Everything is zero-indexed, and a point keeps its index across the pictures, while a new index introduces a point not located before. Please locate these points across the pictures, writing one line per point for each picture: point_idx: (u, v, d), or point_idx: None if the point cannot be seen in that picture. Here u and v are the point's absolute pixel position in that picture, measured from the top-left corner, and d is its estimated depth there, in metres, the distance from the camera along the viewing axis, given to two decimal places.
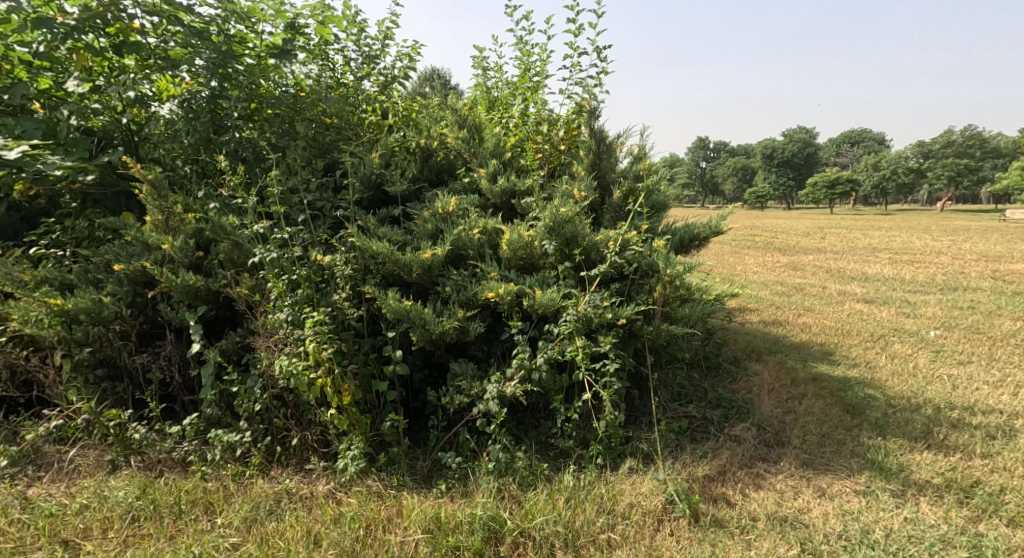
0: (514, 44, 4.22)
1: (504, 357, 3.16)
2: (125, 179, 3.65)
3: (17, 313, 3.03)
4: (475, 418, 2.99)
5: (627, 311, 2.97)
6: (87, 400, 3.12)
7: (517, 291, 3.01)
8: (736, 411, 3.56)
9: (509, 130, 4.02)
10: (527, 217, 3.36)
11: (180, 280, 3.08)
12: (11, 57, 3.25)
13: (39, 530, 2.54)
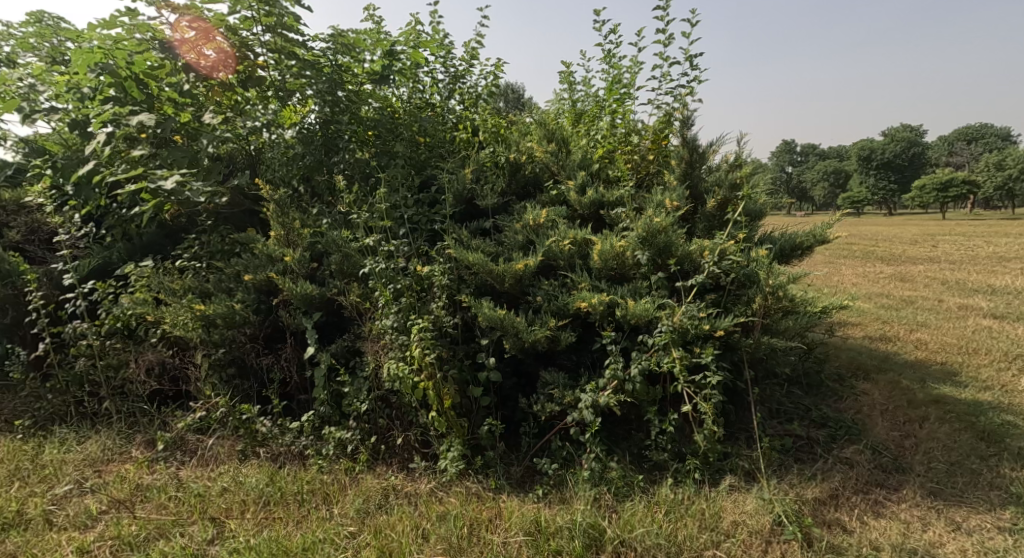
0: (602, 58, 4.26)
1: (594, 367, 3.18)
2: (251, 199, 4.08)
3: (167, 317, 3.44)
4: (569, 426, 3.03)
5: (725, 323, 2.91)
6: (222, 395, 3.51)
7: (610, 301, 3.04)
8: (845, 432, 3.37)
9: (597, 141, 4.02)
10: (617, 228, 3.37)
11: (299, 289, 3.42)
12: (162, 96, 3.76)
13: (190, 508, 2.89)
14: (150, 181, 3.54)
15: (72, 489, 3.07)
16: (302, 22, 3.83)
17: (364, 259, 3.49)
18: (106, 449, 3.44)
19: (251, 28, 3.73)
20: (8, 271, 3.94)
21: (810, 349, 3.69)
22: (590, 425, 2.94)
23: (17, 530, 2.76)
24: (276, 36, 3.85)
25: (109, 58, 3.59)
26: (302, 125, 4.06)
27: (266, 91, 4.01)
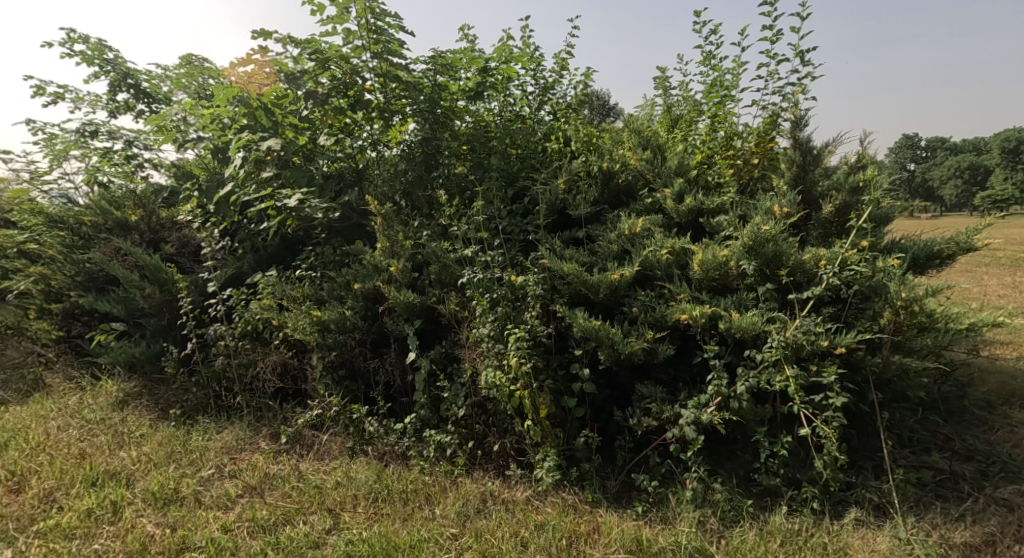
0: (700, 61, 4.14)
1: (694, 383, 3.10)
2: (359, 213, 4.36)
3: (289, 322, 3.82)
4: (668, 443, 2.97)
5: (846, 340, 2.76)
6: (333, 395, 3.82)
7: (712, 313, 2.95)
8: (999, 469, 3.04)
9: (696, 147, 3.93)
10: (719, 237, 3.28)
11: (402, 297, 3.65)
12: (285, 122, 4.19)
13: (310, 499, 3.20)
14: (277, 200, 4.08)
15: (214, 473, 3.54)
16: (405, 45, 4.09)
17: (462, 269, 3.64)
18: (239, 439, 3.92)
19: (361, 56, 4.05)
20: (166, 279, 4.70)
21: (949, 373, 3.45)
22: (692, 443, 2.87)
23: (175, 506, 3.23)
24: (382, 61, 4.12)
25: (245, 92, 4.07)
26: (405, 143, 4.31)
27: (372, 112, 4.28)
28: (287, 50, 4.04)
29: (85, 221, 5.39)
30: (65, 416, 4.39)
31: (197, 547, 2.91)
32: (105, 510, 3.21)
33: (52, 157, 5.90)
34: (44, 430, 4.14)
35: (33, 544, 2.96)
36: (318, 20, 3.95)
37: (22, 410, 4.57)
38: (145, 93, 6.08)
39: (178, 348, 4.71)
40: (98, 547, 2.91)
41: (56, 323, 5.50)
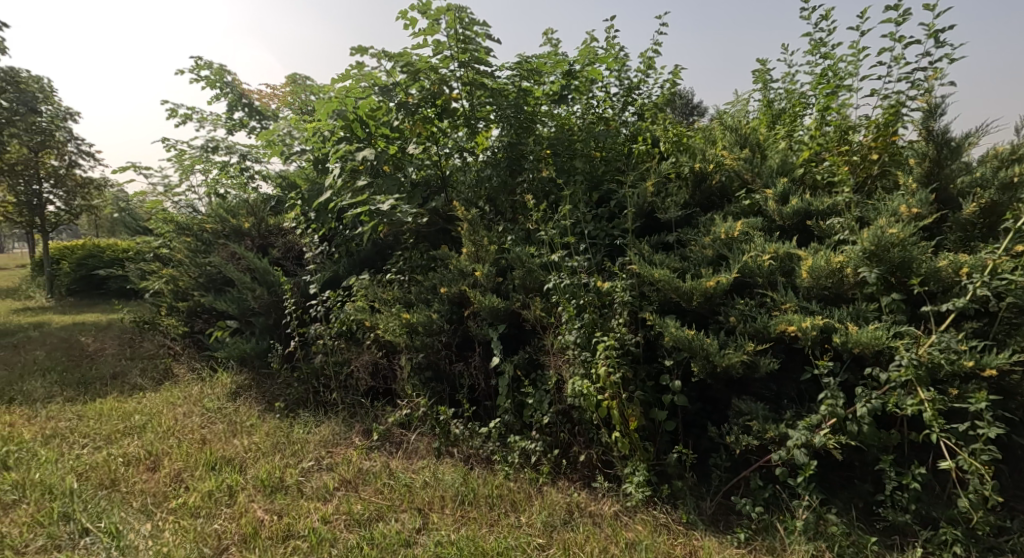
0: (809, 49, 3.81)
1: (801, 401, 2.86)
2: (446, 219, 4.44)
3: (381, 323, 4.03)
4: (775, 467, 2.76)
5: (995, 360, 2.43)
6: (420, 395, 3.99)
7: (824, 325, 2.72)
8: None
9: (803, 143, 3.61)
10: (832, 241, 3.01)
11: (487, 302, 3.71)
12: (377, 133, 4.38)
13: (400, 497, 3.35)
14: (370, 207, 4.25)
15: (314, 465, 3.76)
16: (491, 53, 4.12)
17: (547, 275, 3.62)
18: (335, 434, 4.14)
19: (449, 66, 4.13)
20: (272, 281, 5.02)
21: None
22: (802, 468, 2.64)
23: (281, 493, 3.44)
24: (468, 70, 4.18)
25: (343, 106, 4.38)
26: (491, 149, 4.35)
27: (457, 121, 4.34)
28: (381, 64, 4.21)
29: (207, 228, 5.94)
30: (189, 404, 4.79)
31: (301, 535, 3.07)
32: (222, 493, 3.45)
33: (180, 171, 6.48)
34: (173, 416, 4.53)
35: (165, 520, 3.21)
36: (410, 33, 4.07)
37: (155, 397, 5.03)
38: (257, 111, 6.57)
39: (281, 344, 4.98)
40: (218, 528, 3.11)
41: (181, 319, 6.04)
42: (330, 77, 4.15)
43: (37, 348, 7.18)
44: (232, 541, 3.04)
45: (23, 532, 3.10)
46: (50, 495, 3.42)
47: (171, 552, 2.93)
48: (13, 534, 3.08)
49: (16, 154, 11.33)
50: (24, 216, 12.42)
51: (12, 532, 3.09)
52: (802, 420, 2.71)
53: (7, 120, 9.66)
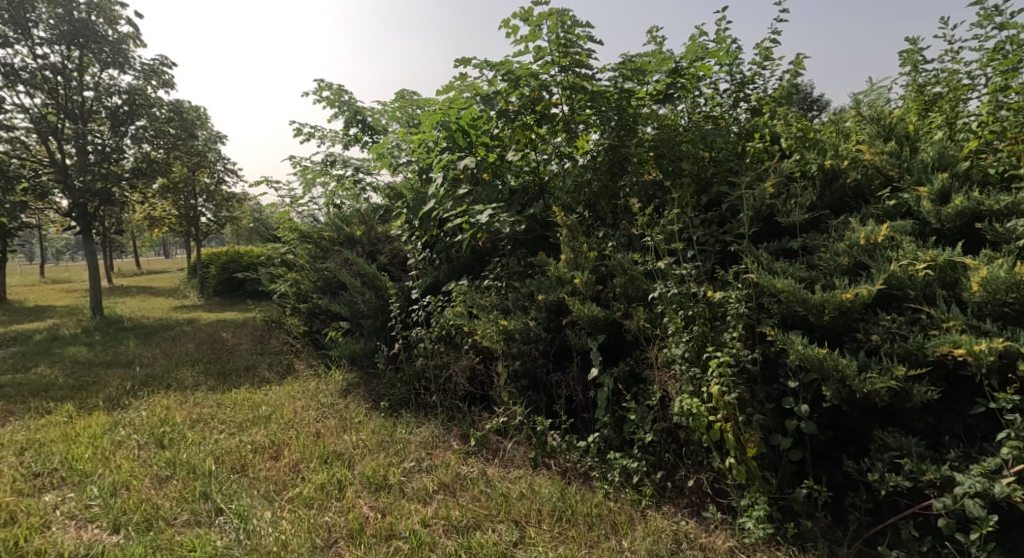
0: (978, 23, 3.28)
1: (969, 438, 2.43)
2: (545, 226, 4.37)
3: (479, 329, 3.99)
4: (938, 516, 2.37)
5: None
6: (517, 404, 3.94)
7: (1004, 350, 2.29)
8: None
9: (970, 131, 3.09)
10: (1011, 249, 2.56)
11: (586, 310, 3.57)
12: (478, 142, 4.44)
13: (497, 506, 3.29)
14: (471, 215, 4.26)
15: (414, 466, 3.78)
16: (593, 56, 4.04)
17: (652, 283, 3.43)
18: (433, 436, 4.18)
19: (549, 71, 4.08)
20: (380, 285, 5.17)
21: None
22: (975, 522, 2.25)
23: (384, 492, 3.49)
24: (569, 74, 4.10)
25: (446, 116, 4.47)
26: (592, 152, 4.14)
27: (555, 126, 4.24)
28: (482, 74, 4.24)
29: (326, 236, 6.30)
30: (307, 398, 5.06)
31: (402, 536, 3.08)
32: (333, 486, 3.55)
33: (303, 184, 6.93)
34: (293, 409, 4.79)
35: (283, 508, 3.35)
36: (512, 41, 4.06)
37: (279, 389, 5.36)
38: (369, 126, 6.89)
39: (386, 345, 5.15)
40: (328, 520, 3.20)
41: (302, 319, 6.43)
42: (435, 90, 4.24)
43: (187, 340, 7.98)
44: (340, 535, 3.10)
45: (171, 506, 3.36)
46: (193, 474, 3.69)
47: (288, 541, 3.02)
48: (165, 507, 3.35)
49: (180, 174, 12.84)
50: (181, 226, 14.01)
51: (163, 505, 3.36)
52: (970, 462, 2.32)
53: (173, 144, 10.88)
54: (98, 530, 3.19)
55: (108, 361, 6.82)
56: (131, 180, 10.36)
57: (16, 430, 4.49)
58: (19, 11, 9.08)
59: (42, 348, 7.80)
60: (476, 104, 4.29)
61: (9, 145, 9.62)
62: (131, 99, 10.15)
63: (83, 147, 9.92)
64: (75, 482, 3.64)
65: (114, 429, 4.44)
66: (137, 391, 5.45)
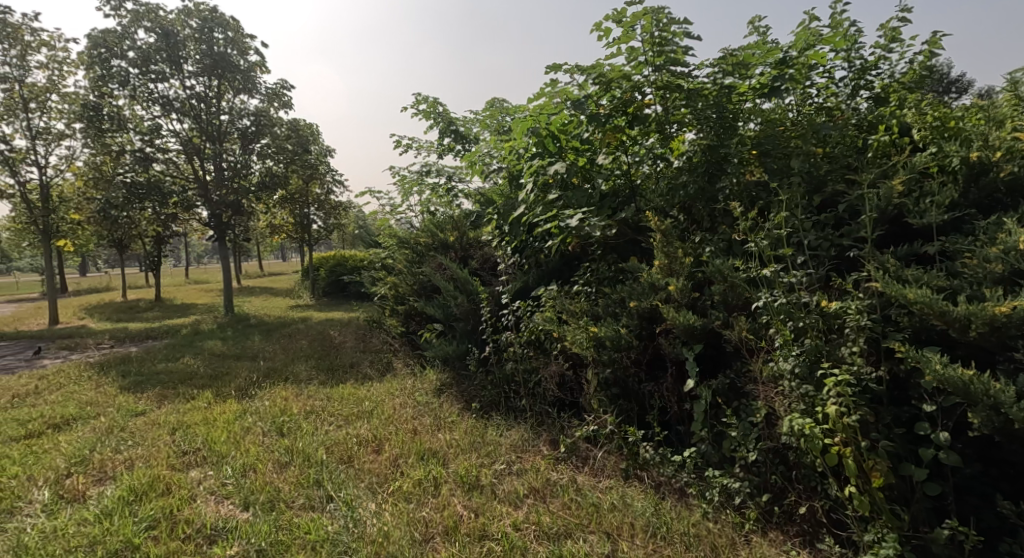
0: None
1: None
2: (637, 230, 4.22)
3: (568, 336, 3.90)
4: None
5: None
6: (607, 413, 3.83)
7: None
8: None
9: None
10: None
11: (682, 319, 3.38)
12: (567, 147, 4.38)
13: (589, 516, 3.21)
14: (560, 220, 4.19)
15: (505, 468, 3.76)
16: (690, 53, 3.86)
17: (755, 291, 3.21)
18: (523, 440, 4.14)
19: (642, 72, 3.94)
20: (471, 289, 5.22)
21: None
22: None
23: (477, 492, 3.50)
24: (663, 73, 3.94)
25: (536, 122, 4.43)
26: (687, 154, 3.98)
27: (648, 127, 4.07)
28: (573, 79, 4.18)
29: (421, 242, 6.46)
30: (404, 395, 5.20)
31: (494, 537, 3.08)
32: (429, 483, 3.60)
33: (402, 193, 7.18)
34: (392, 405, 4.93)
35: (385, 500, 3.43)
36: (604, 44, 3.97)
37: (381, 386, 5.55)
38: (461, 135, 7.01)
39: (477, 348, 5.21)
40: (424, 515, 3.25)
41: (400, 320, 6.62)
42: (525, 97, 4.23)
43: (301, 337, 8.51)
44: (436, 531, 3.14)
45: (290, 490, 3.54)
46: (307, 462, 3.88)
47: (389, 533, 3.09)
48: (285, 490, 3.53)
49: (296, 185, 13.78)
50: (298, 232, 15.09)
51: (283, 488, 3.55)
52: None
53: (290, 158, 11.49)
54: (232, 506, 3.42)
55: (238, 354, 7.43)
56: (258, 192, 11.27)
57: (169, 412, 4.94)
58: (174, 51, 10.21)
59: (186, 341, 8.64)
60: (566, 110, 4.23)
61: (166, 166, 10.74)
62: (259, 121, 11.12)
63: (221, 165, 10.99)
64: (213, 461, 3.92)
65: (243, 416, 4.78)
66: (262, 382, 5.87)
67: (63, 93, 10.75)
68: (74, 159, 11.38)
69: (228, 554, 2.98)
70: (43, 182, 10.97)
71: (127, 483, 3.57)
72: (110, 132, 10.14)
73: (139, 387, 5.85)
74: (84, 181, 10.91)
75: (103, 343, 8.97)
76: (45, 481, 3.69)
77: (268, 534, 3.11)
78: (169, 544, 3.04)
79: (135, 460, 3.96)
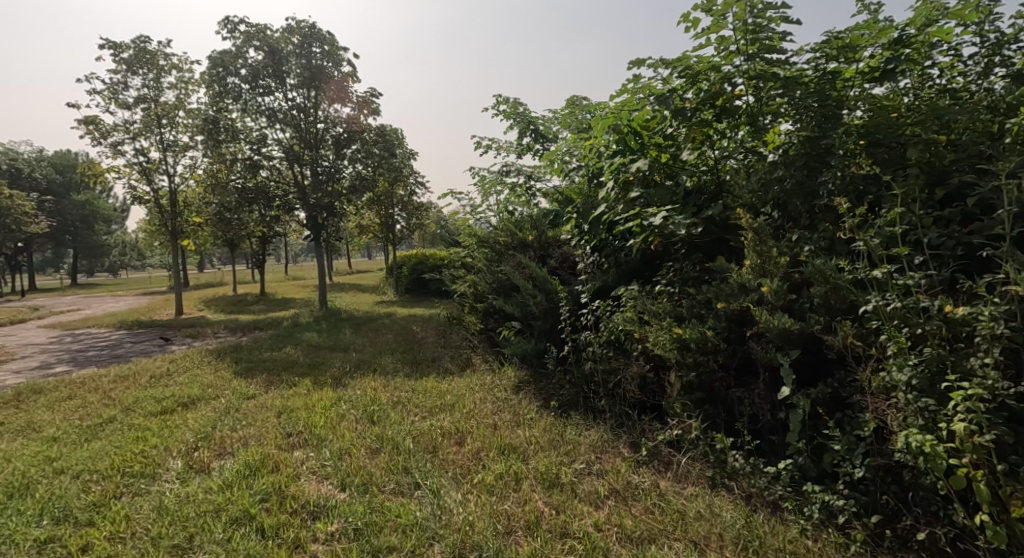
0: None
1: None
2: (725, 228, 4.01)
3: (650, 336, 3.77)
4: None
5: None
6: (692, 418, 3.65)
7: None
8: None
9: None
10: None
11: (777, 322, 3.18)
12: (649, 143, 4.22)
13: (673, 523, 3.10)
14: (643, 218, 4.04)
15: (585, 468, 3.69)
16: (787, 38, 3.63)
17: (863, 294, 2.96)
18: (602, 440, 4.04)
19: (733, 61, 3.76)
20: (550, 288, 5.17)
21: None
22: None
23: (557, 489, 3.45)
24: (757, 62, 3.73)
25: (618, 120, 4.34)
26: (784, 145, 3.71)
27: (738, 119, 3.93)
28: (658, 73, 4.07)
29: (500, 240, 6.48)
30: (484, 390, 5.24)
31: (576, 535, 3.04)
32: (511, 478, 3.59)
33: (482, 193, 7.26)
34: (473, 400, 4.97)
35: (469, 492, 3.45)
36: (691, 35, 3.83)
37: (462, 380, 5.62)
38: (540, 134, 6.96)
39: (556, 347, 5.15)
40: (507, 509, 3.25)
41: (479, 317, 6.67)
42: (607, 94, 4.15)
43: (386, 332, 8.78)
44: (518, 525, 3.14)
45: (381, 474, 3.65)
46: (396, 450, 3.98)
47: (473, 523, 3.12)
48: (376, 475, 3.64)
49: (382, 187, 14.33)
50: (384, 232, 15.70)
51: (375, 472, 3.66)
52: None
53: (378, 162, 11.95)
54: (331, 486, 3.57)
55: (331, 345, 7.80)
56: (348, 195, 11.81)
57: (274, 397, 5.26)
58: (278, 66, 10.89)
59: (287, 332, 9.21)
60: (649, 106, 4.13)
61: (268, 172, 11.49)
62: (351, 128, 11.59)
63: (317, 170, 11.63)
64: (314, 443, 4.12)
65: (338, 403, 5.00)
66: (353, 372, 6.13)
67: (189, 110, 11.76)
68: (196, 167, 12.40)
69: (329, 530, 3.12)
70: (172, 189, 12.03)
71: (242, 458, 3.82)
72: (225, 142, 11.01)
73: (250, 372, 6.29)
74: (202, 187, 11.87)
75: (217, 332, 9.70)
76: (177, 452, 4.01)
77: (363, 515, 3.22)
78: (279, 516, 3.22)
79: (248, 439, 4.22)
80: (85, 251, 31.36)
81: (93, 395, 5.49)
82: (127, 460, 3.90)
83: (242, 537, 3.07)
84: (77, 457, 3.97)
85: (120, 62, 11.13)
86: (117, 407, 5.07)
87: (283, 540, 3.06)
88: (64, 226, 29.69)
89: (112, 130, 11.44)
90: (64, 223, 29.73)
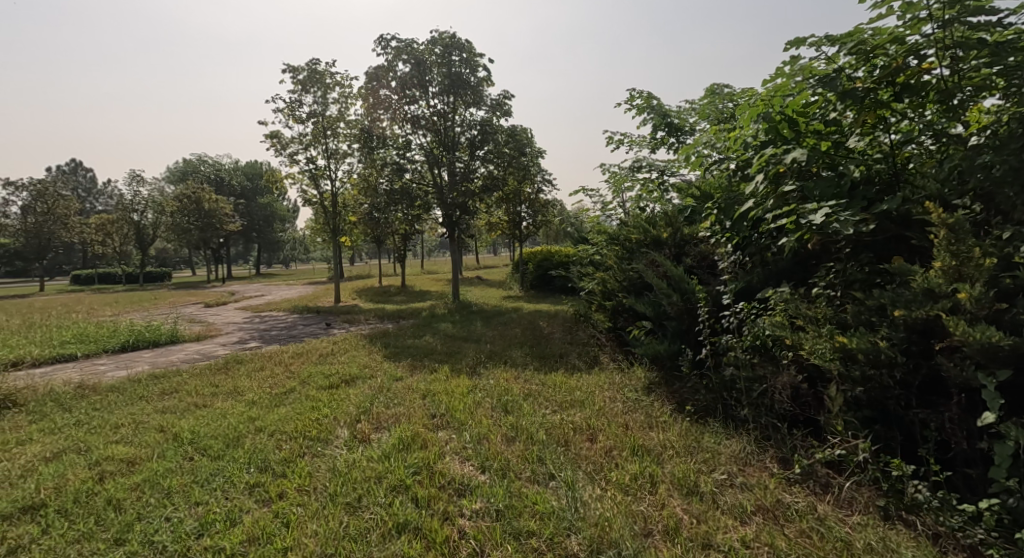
0: None
1: None
2: (904, 224, 3.45)
3: (806, 344, 3.35)
4: None
5: None
6: (858, 438, 3.20)
7: None
8: None
9: None
10: None
11: (979, 335, 2.66)
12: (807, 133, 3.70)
13: (837, 552, 2.73)
14: (799, 214, 3.58)
15: (727, 479, 3.38)
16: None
17: None
18: (746, 451, 3.70)
19: (922, 31, 3.22)
20: (686, 288, 4.81)
21: None
22: None
23: (697, 498, 3.20)
24: (954, 28, 3.16)
25: (769, 108, 3.91)
26: (992, 124, 3.11)
27: (925, 96, 3.36)
28: (820, 52, 3.59)
29: (632, 237, 6.22)
30: (614, 390, 5.05)
31: (720, 549, 2.81)
32: (646, 480, 3.39)
33: (613, 189, 7.04)
34: (603, 398, 4.81)
35: (606, 489, 3.31)
36: (867, 6, 3.35)
37: (591, 378, 5.47)
38: (676, 127, 6.57)
39: (692, 350, 4.80)
40: (643, 511, 3.07)
41: (608, 315, 6.43)
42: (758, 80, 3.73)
43: (515, 326, 8.84)
44: (656, 529, 2.96)
45: (518, 462, 3.62)
46: (531, 440, 3.94)
47: (610, 520, 2.97)
48: (513, 462, 3.62)
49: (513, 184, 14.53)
50: (512, 229, 15.92)
51: (512, 459, 3.65)
52: None
53: (507, 161, 12.10)
54: (473, 467, 3.61)
55: (465, 336, 8.03)
56: (479, 193, 12.12)
57: (419, 380, 5.49)
58: (423, 75, 11.46)
59: (426, 321, 9.67)
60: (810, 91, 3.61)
61: (410, 172, 12.13)
62: (484, 129, 11.81)
63: (453, 170, 12.08)
64: (455, 426, 4.22)
65: (474, 391, 5.09)
66: (486, 362, 6.23)
67: (349, 120, 12.78)
68: (353, 172, 13.47)
69: (474, 508, 3.15)
70: (334, 192, 13.20)
71: (397, 433, 4.00)
72: (376, 146, 11.83)
73: (397, 356, 6.66)
74: (359, 187, 12.87)
75: (367, 319, 10.46)
76: (344, 422, 4.31)
77: (503, 497, 3.21)
78: (430, 489, 3.31)
79: (399, 417, 4.43)
80: (262, 244, 35.70)
81: (278, 368, 6.12)
82: (307, 425, 4.26)
83: (401, 504, 3.20)
84: (271, 418, 4.41)
85: (297, 82, 12.40)
86: (296, 379, 5.59)
87: (434, 511, 3.14)
88: (250, 224, 33.98)
89: (291, 142, 12.78)
90: (251, 222, 34.15)
